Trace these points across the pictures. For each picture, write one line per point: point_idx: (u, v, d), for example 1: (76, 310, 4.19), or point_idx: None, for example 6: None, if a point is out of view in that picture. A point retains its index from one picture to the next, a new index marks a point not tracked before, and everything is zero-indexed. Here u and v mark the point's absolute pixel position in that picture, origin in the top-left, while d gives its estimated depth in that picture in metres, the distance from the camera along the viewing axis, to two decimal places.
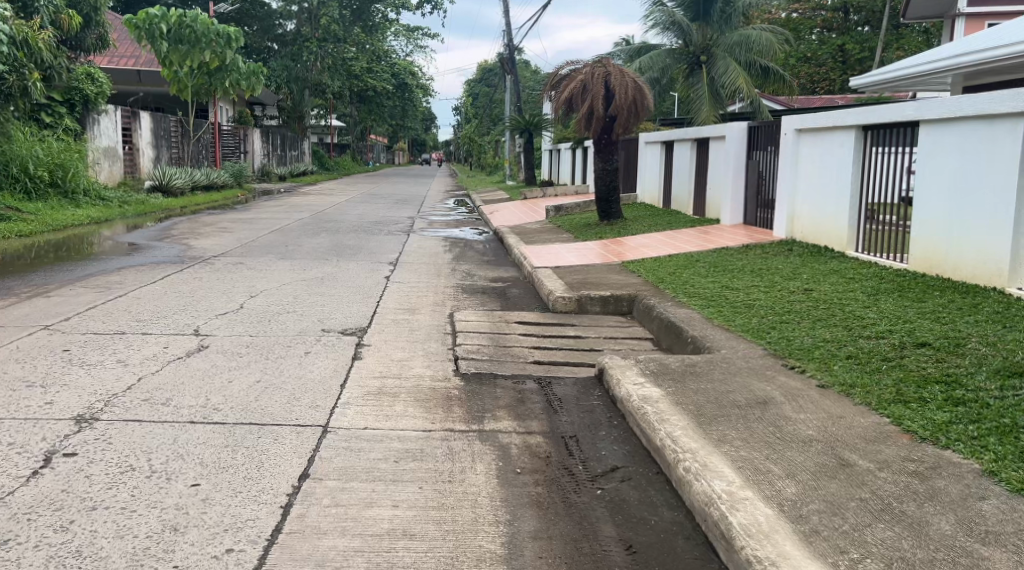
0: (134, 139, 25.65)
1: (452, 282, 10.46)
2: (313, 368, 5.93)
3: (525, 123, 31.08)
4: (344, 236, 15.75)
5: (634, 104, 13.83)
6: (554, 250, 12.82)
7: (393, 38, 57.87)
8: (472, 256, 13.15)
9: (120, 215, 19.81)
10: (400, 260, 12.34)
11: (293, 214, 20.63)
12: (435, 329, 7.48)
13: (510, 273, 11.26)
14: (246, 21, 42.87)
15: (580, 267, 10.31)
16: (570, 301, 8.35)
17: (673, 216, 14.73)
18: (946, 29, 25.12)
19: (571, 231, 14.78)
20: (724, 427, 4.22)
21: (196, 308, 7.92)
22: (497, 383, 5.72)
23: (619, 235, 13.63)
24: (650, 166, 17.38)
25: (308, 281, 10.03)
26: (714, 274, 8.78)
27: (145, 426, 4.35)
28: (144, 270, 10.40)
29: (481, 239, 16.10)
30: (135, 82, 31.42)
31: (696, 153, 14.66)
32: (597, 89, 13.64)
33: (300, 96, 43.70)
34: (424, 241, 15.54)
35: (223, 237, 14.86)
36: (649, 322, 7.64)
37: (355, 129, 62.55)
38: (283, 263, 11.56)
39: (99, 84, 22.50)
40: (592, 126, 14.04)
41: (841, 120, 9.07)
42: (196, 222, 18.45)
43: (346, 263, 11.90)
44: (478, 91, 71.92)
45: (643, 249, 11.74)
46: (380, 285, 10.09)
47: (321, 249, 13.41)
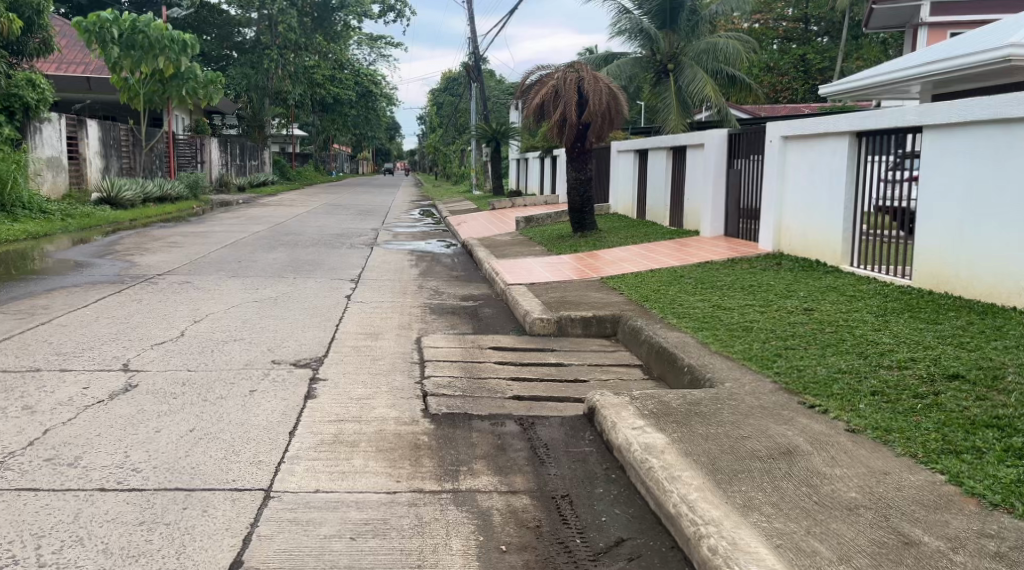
0: (81, 150, 24.56)
1: (417, 300, 9.75)
2: (257, 410, 5.18)
3: (492, 131, 30.47)
4: (303, 250, 14.97)
5: (608, 111, 13.20)
6: (525, 265, 12.12)
7: (355, 47, 57.10)
8: (440, 271, 12.44)
9: (63, 228, 18.83)
10: (362, 276, 11.58)
11: (250, 226, 19.78)
12: (400, 358, 6.75)
13: (479, 290, 10.56)
14: (204, 29, 42.00)
15: (557, 284, 9.63)
16: (548, 324, 7.66)
17: (649, 227, 14.11)
18: (909, 38, 24.89)
19: (544, 244, 14.08)
20: (746, 488, 3.54)
21: (131, 336, 7.15)
22: (472, 426, 4.98)
23: (594, 248, 12.97)
24: (623, 175, 16.76)
25: (261, 303, 9.25)
26: (703, 293, 8.11)
27: (41, 499, 3.71)
28: (78, 292, 9.58)
29: (447, 252, 15.39)
30: (85, 89, 30.30)
31: (672, 162, 14.08)
32: (570, 94, 12.98)
33: (260, 105, 42.69)
34: (388, 255, 14.80)
35: (172, 253, 14.01)
36: (636, 347, 6.96)
37: (317, 139, 61.53)
38: (236, 282, 10.77)
39: (42, 90, 21.39)
40: (564, 133, 13.39)
41: (833, 125, 8.43)
42: (146, 236, 17.55)
43: (303, 280, 11.14)
44: (442, 100, 71.35)
45: (622, 263, 11.05)
46: (340, 305, 9.34)
47: (277, 264, 12.63)
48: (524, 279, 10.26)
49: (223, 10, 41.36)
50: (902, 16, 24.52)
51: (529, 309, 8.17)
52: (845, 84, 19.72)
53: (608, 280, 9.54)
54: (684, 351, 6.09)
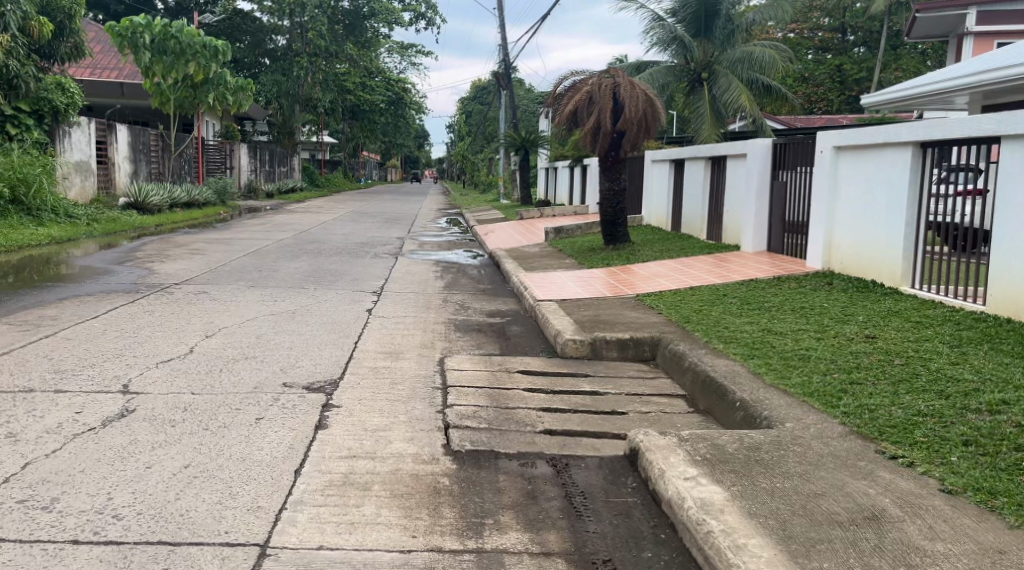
0: (110, 155, 24.38)
1: (441, 316, 9.25)
2: (262, 441, 4.70)
3: (521, 140, 29.98)
4: (326, 259, 14.52)
5: (645, 119, 12.63)
6: (556, 279, 11.57)
7: (386, 54, 57.05)
8: (467, 284, 11.94)
9: (88, 234, 18.55)
10: (385, 288, 11.09)
11: (275, 234, 19.41)
12: (422, 382, 6.24)
13: (508, 305, 10.03)
14: (237, 36, 42.06)
15: (590, 301, 9.08)
16: (581, 345, 7.12)
17: (686, 241, 13.52)
18: (954, 48, 23.99)
19: (575, 256, 13.52)
20: (829, 565, 2.98)
21: (138, 352, 6.70)
22: (499, 467, 4.44)
23: (627, 261, 12.40)
24: (658, 186, 16.19)
25: (278, 316, 8.78)
26: (749, 314, 7.52)
27: (4, 553, 3.27)
28: (91, 301, 9.17)
29: (474, 263, 14.89)
30: (118, 94, 30.24)
31: (711, 172, 13.48)
32: (605, 100, 12.45)
33: (290, 112, 42.58)
34: (413, 265, 14.31)
35: (192, 260, 13.61)
36: (678, 374, 6.39)
37: (347, 146, 61.46)
38: (254, 293, 10.33)
39: (71, 94, 21.23)
40: (598, 142, 12.84)
41: (894, 135, 7.82)
42: (170, 242, 17.21)
43: (324, 291, 10.67)
44: (471, 109, 71.03)
45: (658, 278, 10.45)
46: (360, 320, 8.85)
47: (299, 275, 12.20)
48: (555, 295, 9.71)
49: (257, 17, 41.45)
50: (944, 25, 23.67)
51: (561, 328, 7.64)
52: (889, 93, 18.95)
53: (646, 297, 8.96)
54: (735, 383, 5.52)
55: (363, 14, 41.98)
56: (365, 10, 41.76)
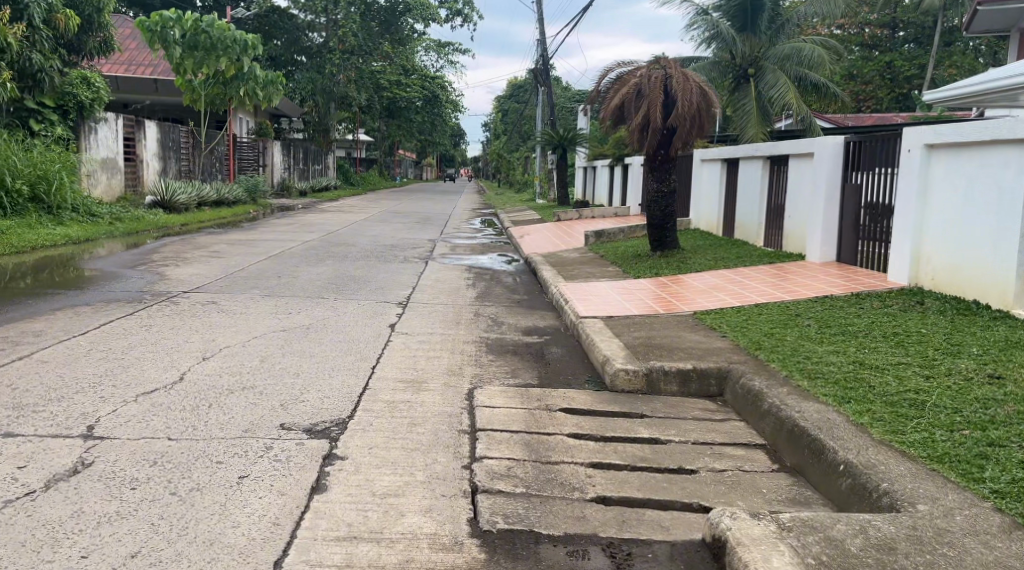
0: (138, 152, 23.72)
1: (472, 333, 8.24)
2: (240, 514, 3.73)
3: (559, 137, 28.91)
4: (352, 263, 13.60)
5: (699, 114, 11.51)
6: (599, 290, 10.50)
7: (422, 53, 56.29)
8: (500, 294, 10.92)
9: (109, 233, 17.80)
10: (412, 299, 10.10)
11: (302, 235, 18.57)
12: (445, 423, 5.23)
13: (545, 321, 9.00)
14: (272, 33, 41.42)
15: (641, 319, 8.02)
16: (636, 378, 6.09)
17: (740, 248, 12.39)
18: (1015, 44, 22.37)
19: (618, 264, 12.44)
20: None
21: (118, 379, 5.76)
22: (541, 562, 3.45)
23: (677, 270, 11.29)
24: (708, 187, 15.05)
25: (290, 331, 7.84)
26: (832, 342, 6.44)
27: None
28: (88, 311, 8.30)
29: (509, 269, 13.88)
30: (151, 91, 29.70)
31: (770, 173, 12.35)
32: (655, 92, 11.33)
33: (325, 109, 41.90)
34: (445, 271, 13.33)
35: (209, 264, 12.75)
36: (755, 418, 5.36)
37: (382, 145, 60.76)
38: (269, 302, 9.40)
39: (96, 89, 20.53)
40: (646, 138, 11.72)
41: (1006, 131, 6.67)
42: (192, 242, 16.41)
43: (345, 302, 9.72)
44: (507, 108, 69.95)
45: (716, 292, 9.33)
46: (382, 337, 7.88)
47: (321, 281, 11.27)
48: (601, 310, 8.64)
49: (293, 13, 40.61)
50: (1008, 20, 22.02)
51: (610, 354, 6.60)
52: (953, 90, 17.50)
53: (705, 317, 7.88)
54: (830, 436, 4.47)
55: (398, 11, 41.05)
56: (402, 7, 40.87)
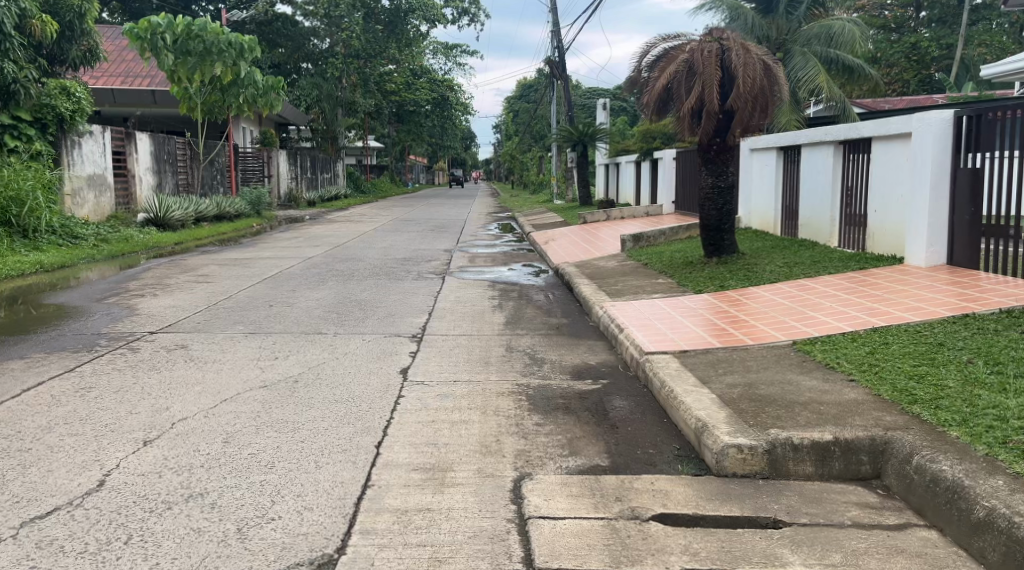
0: (130, 166, 21.97)
1: (508, 377, 6.43)
2: None
3: (578, 133, 27.06)
4: (358, 284, 11.76)
5: (763, 94, 9.70)
6: (654, 310, 8.63)
7: (430, 55, 54.65)
8: (534, 318, 9.10)
9: (91, 256, 15.99)
10: (428, 329, 8.31)
11: (306, 250, 16.79)
12: (489, 556, 3.46)
13: (597, 356, 7.17)
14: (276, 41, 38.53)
15: (726, 355, 6.17)
16: (755, 455, 4.26)
17: (812, 251, 10.53)
18: None
19: (668, 274, 10.59)
20: None
21: (3, 492, 3.96)
22: None
23: (743, 279, 9.44)
24: (762, 179, 13.14)
25: (276, 387, 6.06)
26: (1022, 390, 4.60)
27: None
28: (22, 367, 6.52)
29: (539, 283, 12.05)
30: (149, 103, 28.12)
31: (846, 160, 10.51)
32: (710, 70, 9.54)
33: (332, 116, 40.12)
34: (466, 288, 11.53)
35: (193, 292, 10.98)
36: (959, 529, 3.55)
37: (392, 150, 58.81)
38: (254, 343, 7.59)
39: (77, 100, 18.58)
40: (699, 124, 9.94)
41: None
42: (181, 263, 14.62)
43: (348, 338, 7.89)
44: (517, 109, 68.01)
45: (804, 309, 7.50)
46: (393, 389, 6.10)
47: (320, 309, 9.46)
48: (669, 342, 6.80)
49: (297, 20, 37.81)
50: None
51: (707, 416, 4.77)
52: (1014, 62, 15.31)
53: (811, 350, 6.02)
54: None
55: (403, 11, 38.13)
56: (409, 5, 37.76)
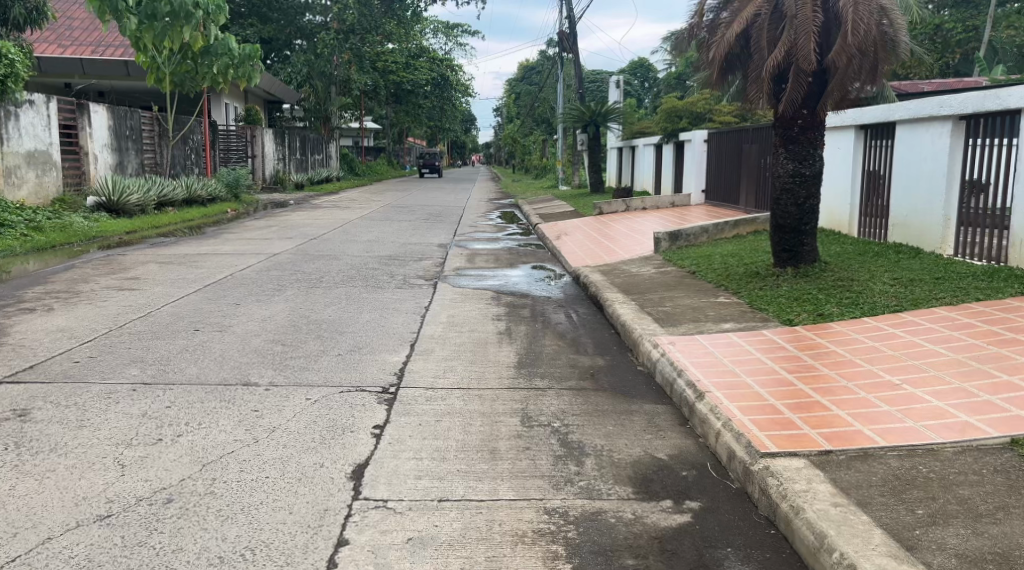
0: (82, 142, 18.95)
1: (529, 491, 3.85)
2: None
3: (590, 113, 24.40)
4: (326, 293, 9.10)
5: (874, 50, 7.42)
6: (731, 345, 6.10)
7: (431, 35, 51.85)
8: (557, 355, 6.52)
9: (14, 249, 13.23)
10: (409, 377, 5.71)
11: (276, 242, 14.08)
12: None
13: (663, 438, 4.62)
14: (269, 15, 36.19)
15: (909, 472, 3.62)
16: None
17: (925, 269, 7.97)
18: None
19: (732, 293, 8.00)
20: None
21: None
22: None
23: (849, 304, 6.89)
24: (839, 165, 11.05)
25: (122, 523, 3.40)
26: None
27: None
28: None
29: (557, 294, 9.45)
30: (122, 75, 25.31)
31: (968, 140, 8.53)
32: (806, 11, 7.20)
33: (325, 95, 37.22)
34: (466, 301, 8.91)
35: (105, 300, 8.26)
36: None
37: (390, 131, 55.90)
38: (134, 402, 4.88)
39: (10, 62, 15.69)
40: (785, 89, 7.63)
41: None
42: (118, 257, 11.87)
43: (285, 395, 5.22)
44: (519, 91, 65.27)
45: (971, 353, 5.16)
46: (331, 522, 3.50)
47: (264, 336, 6.78)
48: (800, 427, 4.22)
49: None
50: None
51: None
52: None
53: None
54: None
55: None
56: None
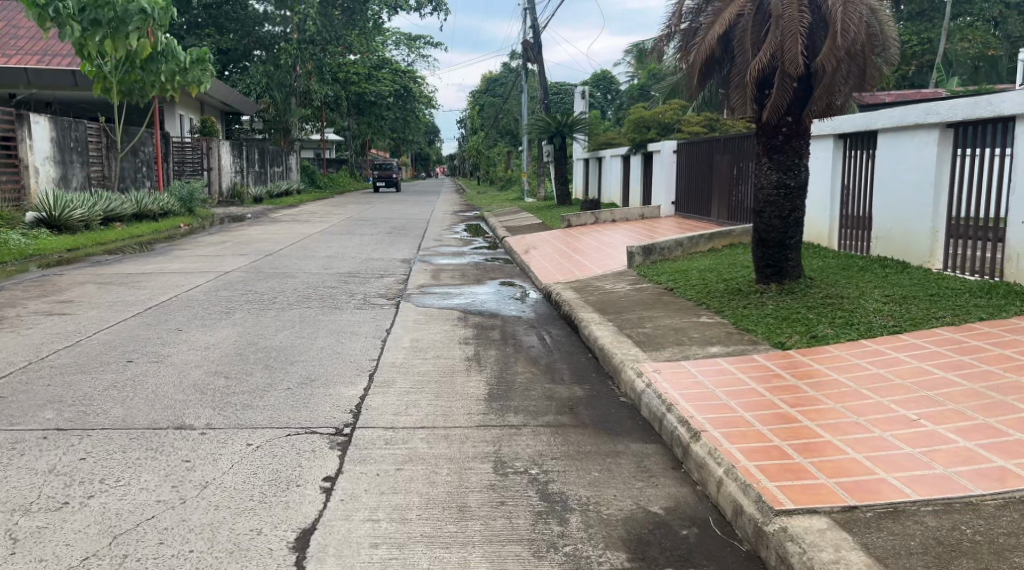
0: (23, 155, 17.97)
1: (509, 562, 3.26)
2: None
3: (555, 124, 23.92)
4: (278, 316, 8.41)
5: (862, 53, 7.08)
6: (719, 372, 5.57)
7: (393, 46, 51.29)
8: (531, 385, 5.94)
9: None
10: (367, 415, 5.09)
11: (229, 258, 13.33)
12: None
13: (657, 485, 4.06)
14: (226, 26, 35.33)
15: (952, 534, 3.11)
16: None
17: (918, 285, 7.54)
18: None
19: (716, 312, 7.48)
20: None
21: None
22: None
23: (843, 325, 6.41)
24: (818, 176, 10.67)
25: None
26: None
27: None
28: None
29: (528, 314, 8.89)
30: (70, 85, 24.31)
31: (956, 149, 8.16)
32: (792, 12, 6.79)
33: (285, 107, 36.38)
34: (430, 323, 8.30)
35: (29, 327, 7.46)
36: None
37: (353, 144, 55.03)
38: (42, 454, 4.19)
39: None
40: (768, 94, 7.17)
41: None
42: (54, 278, 11.03)
43: (223, 440, 4.55)
44: (482, 103, 64.90)
45: (989, 383, 4.71)
46: None
47: (205, 366, 6.10)
48: (816, 475, 3.67)
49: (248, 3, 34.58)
50: None
51: None
52: None
53: None
54: None
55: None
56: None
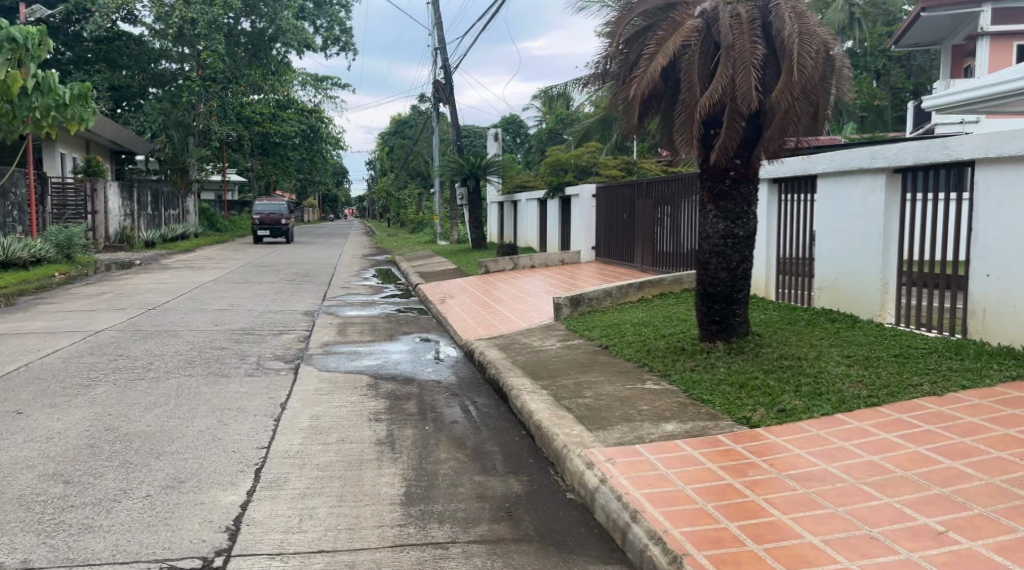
0: None
1: None
2: None
3: (468, 165, 23.07)
4: (150, 387, 7.10)
5: (816, 92, 6.44)
6: (682, 458, 4.65)
7: (298, 86, 49.76)
8: (458, 476, 4.90)
9: None
10: (249, 536, 3.93)
11: (104, 314, 11.78)
12: None
13: None
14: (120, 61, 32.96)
15: None
16: None
17: (876, 343, 6.88)
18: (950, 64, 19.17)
19: (662, 378, 6.58)
20: None
21: None
22: None
23: (810, 395, 5.61)
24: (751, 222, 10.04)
25: None
26: None
27: None
28: None
29: (447, 377, 7.83)
30: None
31: (905, 196, 7.62)
32: (742, 43, 6.16)
33: (182, 146, 34.47)
34: (335, 392, 7.15)
35: None
36: None
37: (257, 185, 52.94)
38: None
39: None
40: (715, 134, 6.47)
41: None
42: None
43: None
44: (392, 145, 63.75)
45: (1009, 477, 3.97)
46: None
47: (39, 465, 4.81)
48: None
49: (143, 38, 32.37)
50: (937, 32, 19.10)
51: None
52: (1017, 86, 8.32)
53: None
54: None
55: (267, 37, 32.84)
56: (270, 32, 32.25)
